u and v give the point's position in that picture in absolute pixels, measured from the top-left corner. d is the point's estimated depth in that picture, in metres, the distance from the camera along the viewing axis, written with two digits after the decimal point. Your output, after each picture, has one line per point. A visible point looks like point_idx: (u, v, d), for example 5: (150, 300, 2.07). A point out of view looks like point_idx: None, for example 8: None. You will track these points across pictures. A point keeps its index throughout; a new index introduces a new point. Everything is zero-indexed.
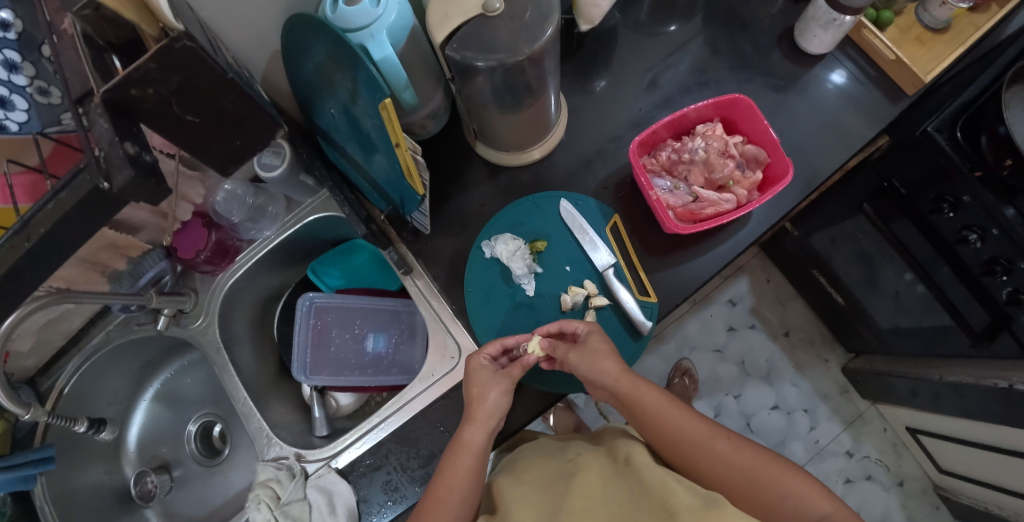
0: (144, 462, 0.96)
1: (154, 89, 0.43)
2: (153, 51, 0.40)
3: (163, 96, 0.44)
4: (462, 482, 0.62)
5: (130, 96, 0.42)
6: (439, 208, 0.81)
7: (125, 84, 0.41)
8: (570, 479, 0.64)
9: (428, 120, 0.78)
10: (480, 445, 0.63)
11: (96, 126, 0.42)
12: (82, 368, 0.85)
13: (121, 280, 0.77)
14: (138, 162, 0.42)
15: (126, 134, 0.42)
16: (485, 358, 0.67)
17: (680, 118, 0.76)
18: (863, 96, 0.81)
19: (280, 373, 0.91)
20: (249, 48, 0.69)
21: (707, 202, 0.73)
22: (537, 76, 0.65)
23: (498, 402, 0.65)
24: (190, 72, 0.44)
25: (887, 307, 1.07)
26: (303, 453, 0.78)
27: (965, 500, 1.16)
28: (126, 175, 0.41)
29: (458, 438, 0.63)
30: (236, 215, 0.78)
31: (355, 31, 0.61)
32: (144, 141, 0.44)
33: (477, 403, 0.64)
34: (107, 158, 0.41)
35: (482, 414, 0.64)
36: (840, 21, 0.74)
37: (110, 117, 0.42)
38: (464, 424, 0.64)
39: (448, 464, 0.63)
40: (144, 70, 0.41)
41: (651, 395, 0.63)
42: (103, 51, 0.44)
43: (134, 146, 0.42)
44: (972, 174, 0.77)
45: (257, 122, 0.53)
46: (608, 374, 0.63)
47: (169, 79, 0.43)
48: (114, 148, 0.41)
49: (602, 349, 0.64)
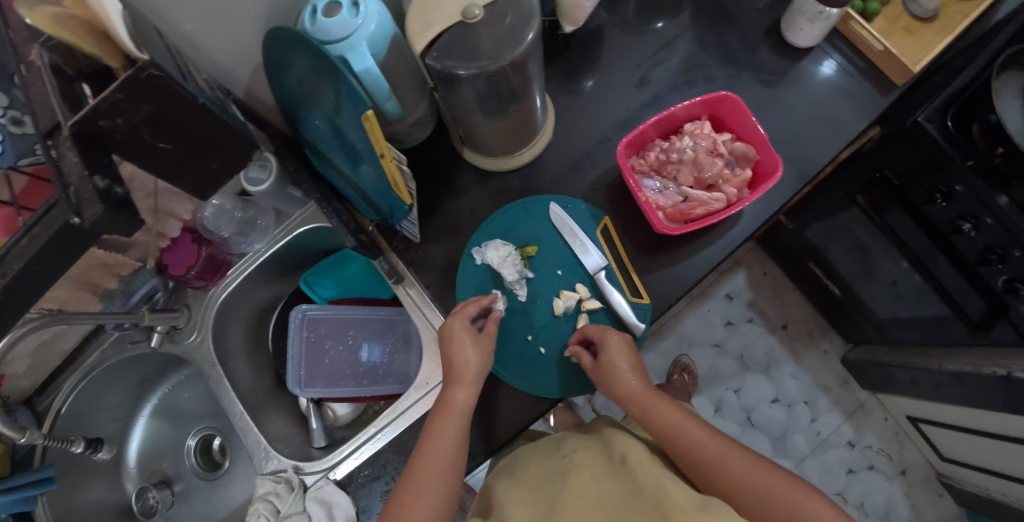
0: (145, 477, 0.96)
1: (123, 119, 0.43)
2: (119, 82, 0.40)
3: (132, 125, 0.44)
4: (449, 439, 0.62)
5: (99, 127, 0.43)
6: (429, 215, 0.81)
7: (93, 116, 0.42)
8: (563, 478, 0.64)
9: (414, 128, 0.78)
10: (470, 405, 0.64)
11: (66, 159, 0.43)
12: (79, 386, 0.85)
13: (114, 299, 0.76)
14: (108, 196, 0.44)
15: (96, 167, 0.44)
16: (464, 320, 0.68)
17: (668, 117, 0.76)
18: (853, 89, 0.81)
19: (277, 385, 0.91)
20: (231, 62, 0.69)
21: (697, 201, 0.72)
22: (521, 81, 0.64)
23: (481, 351, 0.67)
24: (159, 101, 0.44)
25: (885, 297, 1.07)
26: (301, 466, 0.78)
27: (969, 487, 1.16)
28: (95, 210, 0.44)
29: (446, 396, 0.65)
30: (225, 230, 0.78)
31: (334, 43, 0.60)
32: (115, 172, 0.46)
33: (461, 361, 0.66)
34: (77, 192, 0.44)
35: (470, 375, 0.65)
36: (826, 14, 0.73)
37: (80, 150, 0.43)
38: (452, 385, 0.65)
39: (436, 421, 0.64)
40: (112, 100, 0.41)
41: (663, 408, 0.65)
42: (73, 80, 0.43)
43: (104, 179, 0.45)
44: (965, 164, 0.76)
45: (232, 144, 0.55)
46: (630, 389, 0.67)
47: (139, 109, 0.43)
48: (83, 183, 0.43)
49: (625, 363, 0.67)
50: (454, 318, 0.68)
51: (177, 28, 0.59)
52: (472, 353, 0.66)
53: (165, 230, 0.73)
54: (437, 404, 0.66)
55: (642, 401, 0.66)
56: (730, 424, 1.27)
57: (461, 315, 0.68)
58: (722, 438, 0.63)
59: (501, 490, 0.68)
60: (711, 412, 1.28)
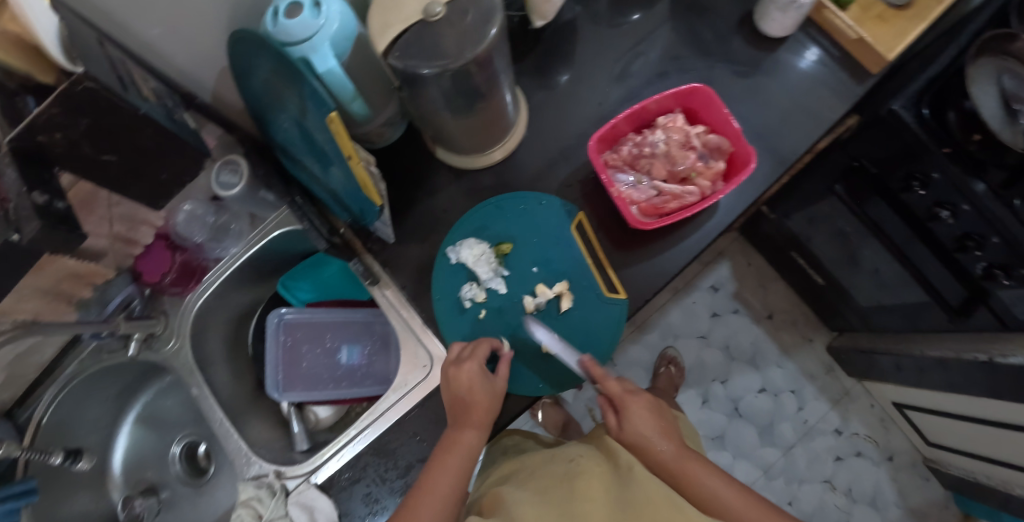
0: (130, 486, 0.96)
1: (61, 133, 0.44)
2: (54, 97, 0.42)
3: (71, 139, 0.45)
4: (455, 473, 0.61)
5: (38, 143, 0.44)
6: (403, 215, 0.80)
7: (30, 132, 0.43)
8: (572, 483, 0.65)
9: (385, 129, 0.77)
10: (476, 446, 0.63)
11: (7, 174, 0.45)
12: (58, 397, 0.84)
13: (89, 308, 0.76)
14: (48, 210, 0.47)
15: (35, 182, 0.46)
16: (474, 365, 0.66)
17: (640, 111, 0.75)
18: (827, 78, 0.80)
19: (258, 390, 0.90)
20: (196, 66, 0.68)
21: (670, 195, 0.72)
22: (487, 78, 0.63)
23: (491, 396, 0.66)
24: (96, 114, 0.45)
25: (868, 283, 1.07)
26: (282, 470, 0.78)
27: (954, 471, 1.16)
28: (34, 226, 0.46)
29: (453, 435, 0.64)
30: (198, 235, 0.78)
31: (296, 44, 0.60)
32: (56, 188, 0.48)
33: (472, 405, 0.65)
34: (17, 210, 0.46)
35: (481, 414, 0.64)
36: (798, 4, 0.73)
37: (19, 166, 0.45)
38: (458, 424, 0.65)
39: (440, 458, 0.63)
40: (48, 115, 0.43)
41: (699, 469, 0.64)
42: (16, 94, 0.44)
43: (43, 195, 0.47)
44: (940, 151, 0.75)
45: (182, 154, 0.55)
46: (661, 454, 0.65)
47: (76, 122, 0.44)
48: (21, 199, 0.46)
49: (653, 429, 0.66)
50: (461, 366, 0.66)
51: (140, 33, 0.59)
52: (481, 392, 0.65)
53: (137, 237, 0.74)
54: (443, 441, 0.65)
55: (677, 466, 0.64)
56: (718, 415, 1.28)
57: (472, 369, 0.66)
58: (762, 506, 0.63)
59: (507, 490, 0.69)
60: (698, 404, 1.28)
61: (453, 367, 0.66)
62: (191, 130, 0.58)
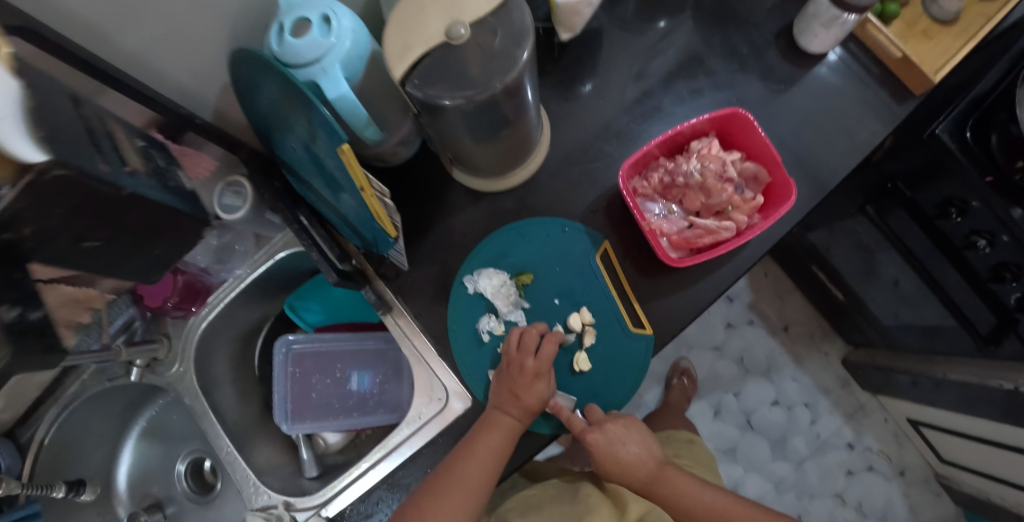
0: (135, 502, 0.94)
1: (31, 227, 0.42)
2: (18, 188, 0.39)
3: (49, 226, 0.43)
4: (491, 455, 0.63)
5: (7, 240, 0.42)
6: (417, 238, 0.76)
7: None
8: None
9: (400, 147, 0.72)
10: (517, 428, 0.64)
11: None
12: (61, 417, 0.82)
13: (91, 332, 0.69)
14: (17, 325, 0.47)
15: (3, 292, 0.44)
16: (527, 360, 0.65)
17: (674, 136, 0.71)
18: (868, 97, 0.75)
19: (265, 411, 0.88)
20: (196, 83, 0.63)
21: (703, 230, 0.69)
22: (514, 106, 0.59)
23: (539, 397, 0.64)
24: (73, 199, 0.43)
25: (890, 301, 1.04)
26: (292, 501, 0.75)
27: (967, 489, 1.15)
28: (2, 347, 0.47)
29: (493, 416, 0.65)
30: (202, 259, 0.74)
31: (304, 66, 0.56)
32: (29, 292, 0.47)
33: (519, 396, 0.64)
34: None
35: (532, 403, 0.64)
36: (843, 19, 0.68)
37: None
38: (501, 402, 0.65)
39: (478, 435, 0.64)
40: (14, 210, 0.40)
41: (681, 480, 0.67)
42: None
43: (15, 310, 0.46)
44: (981, 180, 0.71)
45: (178, 227, 0.55)
46: (640, 470, 0.66)
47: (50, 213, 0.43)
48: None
49: (630, 444, 0.66)
50: (522, 357, 0.65)
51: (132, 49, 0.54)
52: (536, 391, 0.64)
53: None
54: (483, 419, 0.66)
55: (658, 476, 0.66)
56: (730, 427, 1.26)
57: (527, 365, 0.64)
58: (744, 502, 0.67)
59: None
60: (710, 416, 1.26)
61: (512, 355, 0.66)
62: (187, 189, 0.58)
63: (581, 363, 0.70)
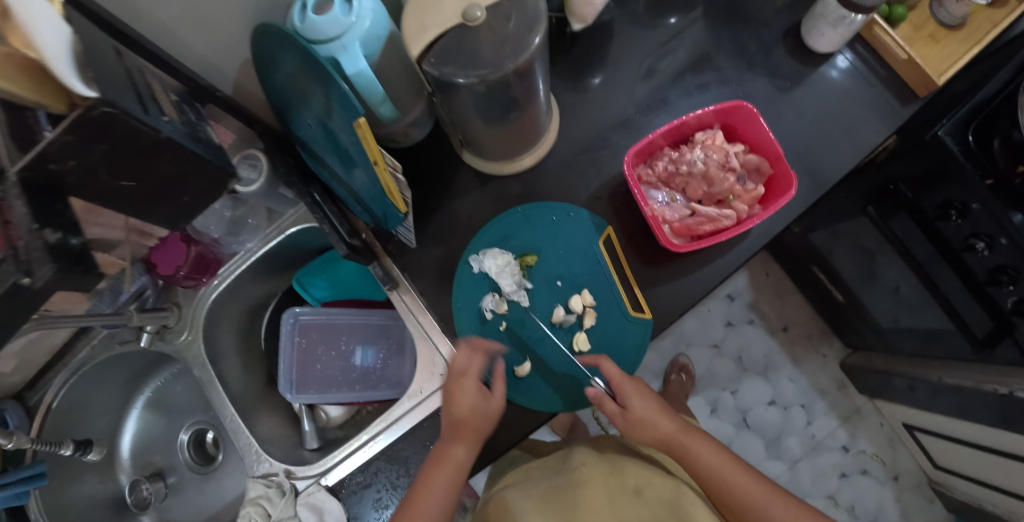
0: (138, 469, 0.95)
1: (75, 161, 0.41)
2: (67, 125, 0.39)
3: (86, 167, 0.42)
4: (441, 490, 0.62)
5: (49, 170, 0.41)
6: (425, 218, 0.78)
7: (40, 160, 0.39)
8: (574, 492, 0.67)
9: (411, 128, 0.74)
10: (465, 461, 0.63)
11: (14, 207, 0.40)
12: (70, 381, 0.84)
13: (101, 297, 0.74)
14: (61, 247, 0.44)
15: (48, 217, 0.43)
16: (467, 383, 0.65)
17: (679, 126, 0.72)
18: (872, 98, 0.76)
19: (269, 384, 0.89)
20: (218, 57, 0.65)
21: (705, 217, 0.70)
22: (524, 89, 0.61)
23: (475, 410, 0.64)
24: (114, 139, 0.42)
25: (888, 304, 1.04)
26: (292, 470, 0.77)
27: (959, 495, 1.16)
28: (47, 269, 0.43)
29: (443, 449, 0.64)
30: (214, 230, 0.76)
31: (325, 43, 0.57)
32: (71, 219, 0.45)
33: (460, 422, 0.64)
34: (27, 249, 0.42)
35: (472, 432, 0.64)
36: (850, 19, 0.69)
37: (26, 197, 0.40)
38: (448, 438, 0.64)
39: (429, 473, 0.63)
40: (60, 142, 0.39)
41: (703, 446, 0.66)
42: (26, 109, 0.40)
43: (58, 231, 0.44)
44: (982, 181, 0.73)
45: (201, 175, 0.51)
46: (660, 431, 0.66)
47: (92, 149, 0.41)
48: (33, 238, 0.42)
49: (651, 405, 0.67)
50: (460, 378, 0.66)
51: (160, 19, 0.56)
52: (468, 405, 0.64)
53: (152, 229, 0.71)
54: (434, 454, 0.65)
55: (679, 438, 0.66)
56: (726, 425, 1.27)
57: (469, 381, 0.65)
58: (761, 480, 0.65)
59: (512, 496, 0.70)
60: (707, 412, 1.28)
61: (454, 378, 0.66)
62: (218, 146, 0.54)
63: (580, 343, 0.72)
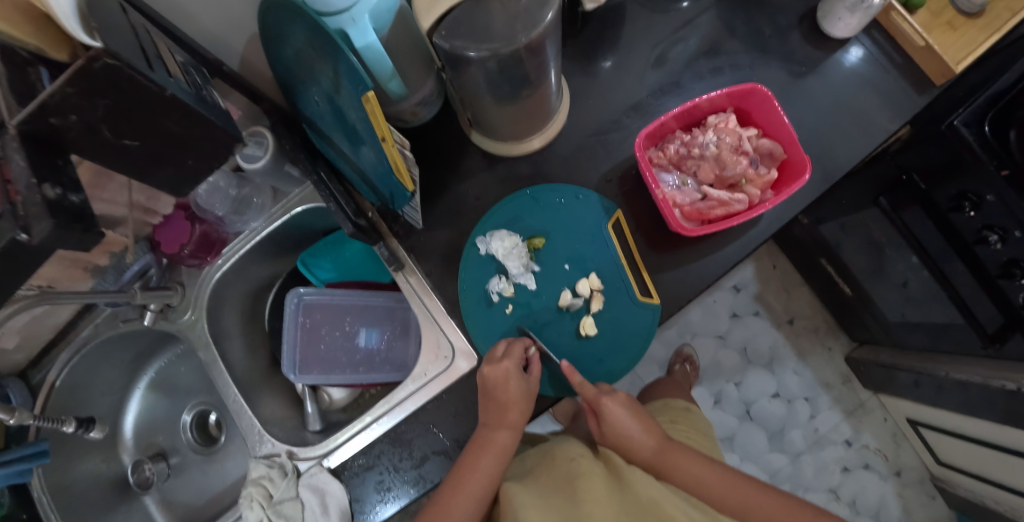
0: (141, 450, 0.95)
1: (77, 116, 0.41)
2: (68, 74, 0.38)
3: (89, 123, 0.42)
4: (487, 475, 0.63)
5: (50, 125, 0.41)
6: (432, 199, 0.77)
7: (41, 113, 0.39)
8: (574, 485, 0.65)
9: (420, 108, 0.74)
10: (507, 445, 0.64)
11: (13, 162, 0.40)
12: (72, 361, 0.83)
13: (105, 274, 0.73)
14: (61, 205, 0.42)
15: (46, 173, 0.41)
16: (509, 365, 0.65)
17: (691, 108, 0.72)
18: (888, 85, 0.75)
19: (272, 366, 0.89)
20: (223, 31, 0.64)
21: (716, 201, 0.69)
22: (535, 66, 0.60)
23: (525, 394, 0.65)
24: (115, 94, 0.42)
25: (896, 297, 1.03)
26: (295, 451, 0.77)
27: (962, 492, 1.15)
28: (43, 225, 0.41)
29: (487, 435, 0.65)
30: (219, 208, 0.75)
31: (332, 15, 0.56)
32: (71, 178, 0.43)
33: (503, 406, 0.65)
34: (23, 206, 0.40)
35: (513, 417, 0.64)
36: (867, 3, 0.68)
37: (26, 152, 0.40)
38: (491, 422, 0.65)
39: (473, 457, 0.64)
40: (62, 95, 0.39)
41: (683, 458, 0.67)
42: (28, 64, 0.40)
43: (56, 188, 0.42)
44: (998, 173, 0.71)
45: (211, 139, 0.52)
46: (642, 448, 0.67)
47: (94, 104, 0.41)
48: (31, 193, 0.40)
49: (629, 424, 0.67)
50: (496, 363, 0.65)
51: None
52: (518, 392, 0.65)
53: (156, 206, 0.71)
54: (476, 439, 0.66)
55: (659, 456, 0.67)
56: (729, 417, 1.27)
57: (509, 370, 0.64)
58: (755, 487, 0.66)
59: (513, 489, 0.66)
60: (710, 404, 1.28)
61: (487, 364, 0.65)
62: (223, 109, 0.54)
63: (587, 325, 0.71)
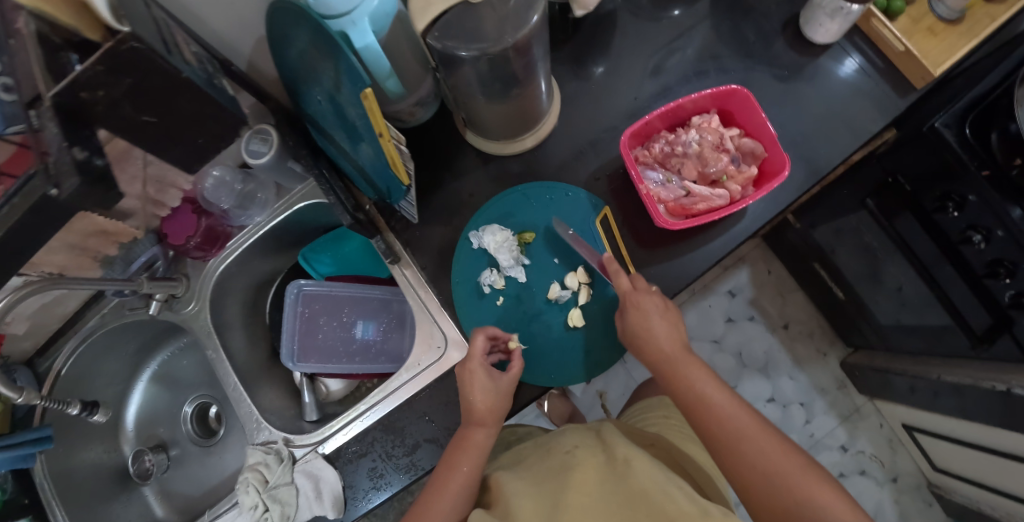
0: (142, 441, 0.98)
1: (104, 91, 0.47)
2: (99, 55, 0.44)
3: (112, 99, 0.48)
4: (467, 475, 0.64)
5: (81, 98, 0.47)
6: (428, 195, 0.80)
7: (73, 87, 0.45)
8: (566, 475, 0.66)
9: (417, 108, 0.77)
10: (484, 446, 0.66)
11: (47, 129, 0.48)
12: (78, 349, 0.86)
13: (113, 265, 0.76)
14: (87, 166, 0.52)
15: (77, 139, 0.50)
16: (478, 365, 0.67)
17: (675, 109, 0.75)
18: (870, 89, 0.78)
19: (272, 358, 0.92)
20: (232, 32, 0.67)
21: (699, 197, 0.71)
22: (524, 65, 0.63)
23: (496, 393, 0.67)
24: (139, 74, 0.47)
25: (886, 300, 1.05)
26: (292, 438, 0.80)
27: (958, 499, 1.15)
28: (73, 182, 0.51)
29: (464, 434, 0.67)
30: (224, 201, 0.77)
31: (334, 18, 0.59)
32: (96, 145, 0.52)
33: (476, 406, 0.66)
34: (56, 166, 0.50)
35: (487, 417, 0.66)
36: (846, 10, 0.70)
37: (60, 121, 0.47)
38: (467, 422, 0.67)
39: (452, 456, 0.65)
40: (92, 72, 0.45)
41: (697, 372, 0.64)
42: (61, 49, 0.45)
43: (83, 151, 0.51)
44: (979, 173, 0.73)
45: (219, 119, 0.59)
46: (658, 347, 0.66)
47: (119, 82, 0.47)
48: (63, 154, 0.49)
49: (654, 322, 0.65)
50: (467, 362, 0.67)
51: None
52: (489, 391, 0.67)
53: (165, 199, 0.74)
54: (455, 440, 0.67)
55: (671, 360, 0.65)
56: None
57: (478, 369, 0.67)
58: (768, 431, 0.60)
59: (506, 477, 0.70)
60: None
61: (460, 365, 0.68)
62: (230, 94, 0.60)
63: (574, 317, 0.74)
